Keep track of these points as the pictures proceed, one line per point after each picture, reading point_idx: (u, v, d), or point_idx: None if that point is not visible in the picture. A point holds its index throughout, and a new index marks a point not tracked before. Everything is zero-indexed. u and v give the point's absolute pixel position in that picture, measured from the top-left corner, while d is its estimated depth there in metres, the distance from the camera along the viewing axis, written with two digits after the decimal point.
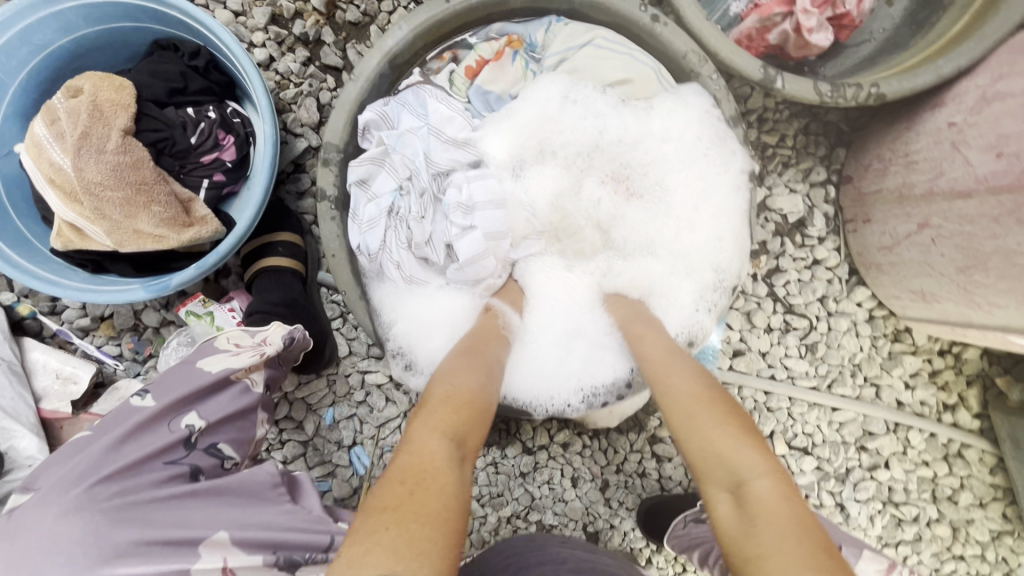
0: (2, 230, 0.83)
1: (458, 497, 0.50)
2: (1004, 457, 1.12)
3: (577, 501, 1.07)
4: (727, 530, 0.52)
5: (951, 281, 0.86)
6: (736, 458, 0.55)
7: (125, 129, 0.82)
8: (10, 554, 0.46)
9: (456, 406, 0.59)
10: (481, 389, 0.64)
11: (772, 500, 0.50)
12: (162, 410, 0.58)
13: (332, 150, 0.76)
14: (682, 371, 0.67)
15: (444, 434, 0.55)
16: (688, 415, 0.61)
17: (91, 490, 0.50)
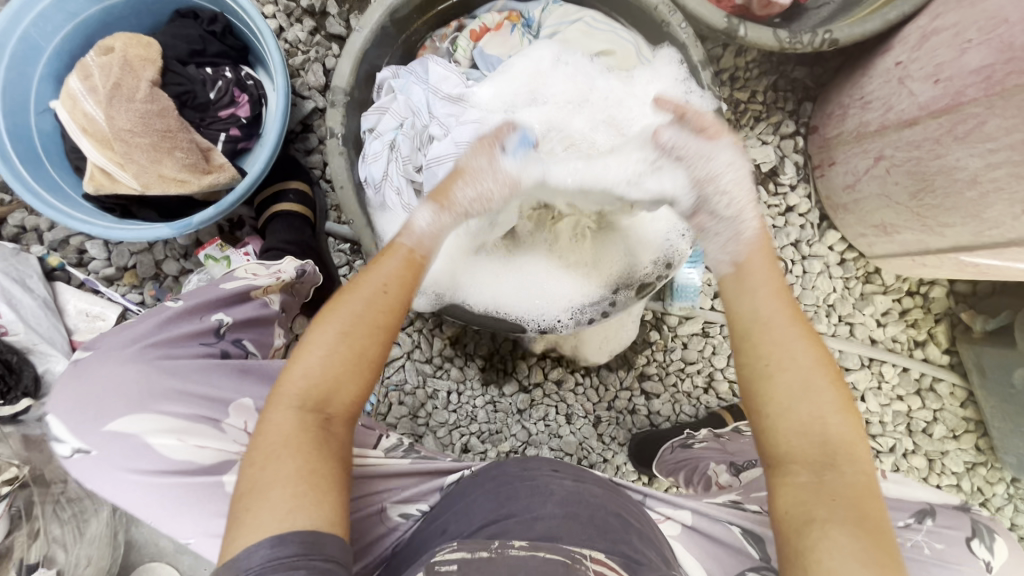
0: (39, 177, 0.92)
1: (305, 469, 0.50)
2: (973, 389, 1.18)
3: (571, 436, 1.14)
4: (797, 502, 0.52)
5: (906, 208, 0.93)
6: (847, 448, 0.54)
7: (152, 81, 0.90)
8: (76, 392, 0.54)
9: (304, 376, 0.54)
10: (349, 343, 0.55)
11: (862, 495, 0.52)
12: (195, 306, 0.65)
13: (341, 93, 0.85)
14: (792, 325, 0.59)
15: (294, 406, 0.53)
16: (799, 384, 0.55)
17: (141, 350, 0.57)
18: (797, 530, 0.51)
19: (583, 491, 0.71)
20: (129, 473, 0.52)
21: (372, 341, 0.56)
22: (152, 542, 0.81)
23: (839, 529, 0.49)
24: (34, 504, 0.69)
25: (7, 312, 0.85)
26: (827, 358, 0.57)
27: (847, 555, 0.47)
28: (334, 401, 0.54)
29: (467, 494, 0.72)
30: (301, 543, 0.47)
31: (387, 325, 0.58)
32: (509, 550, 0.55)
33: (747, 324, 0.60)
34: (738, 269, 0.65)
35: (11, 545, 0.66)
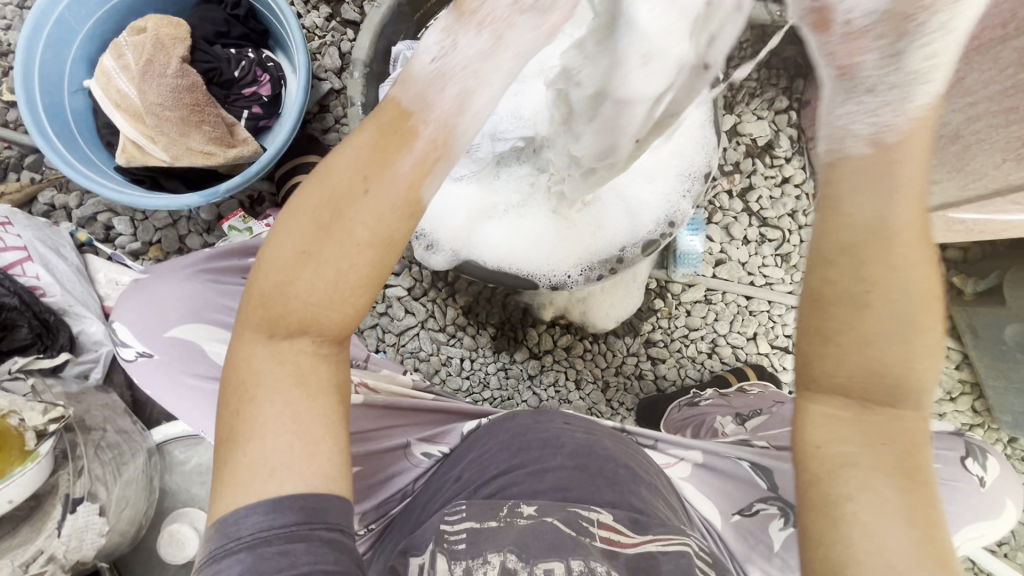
0: (74, 151, 0.97)
1: (288, 416, 0.43)
2: (968, 352, 1.22)
3: (581, 401, 1.18)
4: (833, 440, 0.40)
5: None
6: (922, 393, 0.40)
7: (182, 57, 0.96)
8: (146, 302, 0.71)
9: (270, 305, 0.44)
10: (320, 267, 0.42)
11: (915, 449, 0.40)
12: (238, 248, 0.79)
13: (360, 65, 0.92)
14: (914, 235, 0.37)
15: (268, 340, 0.45)
16: (897, 317, 0.38)
17: (197, 275, 0.74)
18: (827, 479, 0.40)
19: (594, 443, 0.70)
20: (181, 372, 0.66)
21: (354, 259, 0.42)
22: (185, 490, 0.85)
23: (881, 492, 0.39)
24: (74, 446, 0.73)
25: (44, 275, 0.89)
26: (938, 282, 0.39)
27: (880, 512, 0.39)
28: (317, 328, 0.43)
29: (485, 443, 0.72)
30: (302, 508, 0.42)
31: (370, 237, 0.41)
32: (519, 520, 0.57)
33: (873, 228, 0.37)
34: (881, 152, 0.37)
35: (57, 481, 0.70)
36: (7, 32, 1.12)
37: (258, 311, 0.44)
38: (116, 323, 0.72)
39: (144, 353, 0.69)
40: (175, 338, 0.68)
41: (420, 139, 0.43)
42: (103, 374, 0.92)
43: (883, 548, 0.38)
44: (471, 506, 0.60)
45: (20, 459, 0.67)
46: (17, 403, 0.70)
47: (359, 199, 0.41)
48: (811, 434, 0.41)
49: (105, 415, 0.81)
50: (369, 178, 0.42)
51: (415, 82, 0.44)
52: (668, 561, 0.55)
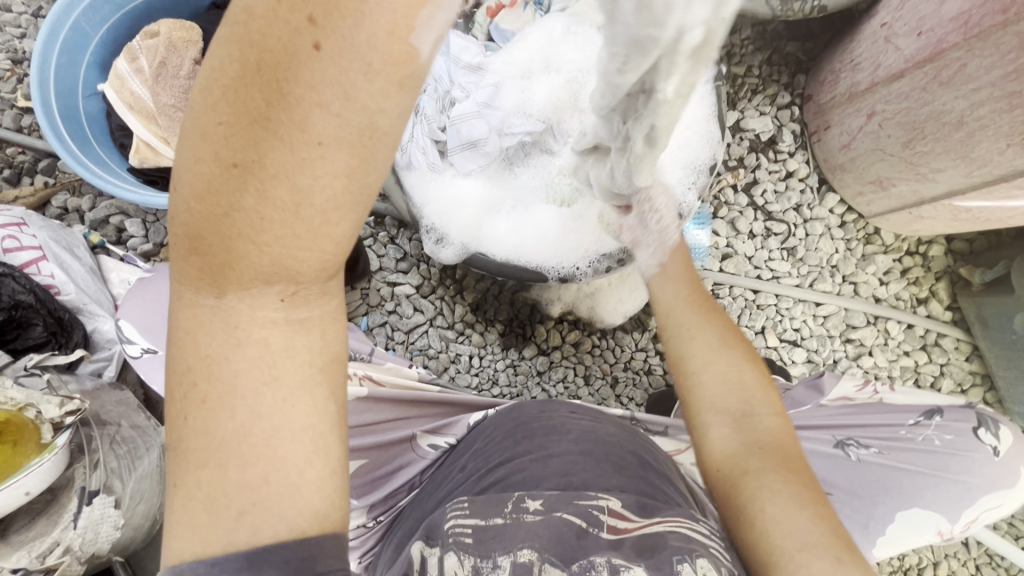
0: (89, 153, 0.99)
1: (259, 420, 0.36)
2: (978, 343, 1.21)
3: (590, 396, 1.18)
4: (729, 456, 0.59)
5: (899, 158, 0.99)
6: (761, 396, 0.61)
7: (195, 60, 0.99)
8: (148, 297, 0.77)
9: (207, 243, 0.33)
10: (266, 191, 0.30)
11: (781, 439, 0.59)
12: None
13: None
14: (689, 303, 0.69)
15: (213, 293, 0.35)
16: (706, 350, 0.64)
17: None
18: (733, 484, 0.57)
19: (599, 430, 0.69)
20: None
21: (317, 172, 0.30)
22: None
23: (768, 478, 0.55)
24: (90, 439, 0.73)
25: (58, 273, 0.90)
26: (725, 326, 0.67)
27: (779, 496, 0.53)
28: (283, 279, 0.35)
29: (490, 434, 0.72)
30: (286, 562, 0.36)
31: (337, 133, 0.29)
32: (525, 516, 0.54)
33: (665, 306, 0.69)
34: (663, 270, 0.75)
35: (72, 475, 0.70)
36: (22, 40, 1.14)
37: (196, 260, 0.34)
38: (119, 320, 0.77)
39: (148, 350, 0.74)
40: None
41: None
42: (116, 372, 0.93)
43: (790, 522, 0.51)
44: (473, 503, 0.56)
45: (38, 452, 0.68)
46: (33, 396, 0.70)
47: (302, 64, 0.27)
48: (714, 457, 0.60)
49: (120, 410, 0.80)
50: (315, 18, 0.27)
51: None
52: (678, 539, 0.52)
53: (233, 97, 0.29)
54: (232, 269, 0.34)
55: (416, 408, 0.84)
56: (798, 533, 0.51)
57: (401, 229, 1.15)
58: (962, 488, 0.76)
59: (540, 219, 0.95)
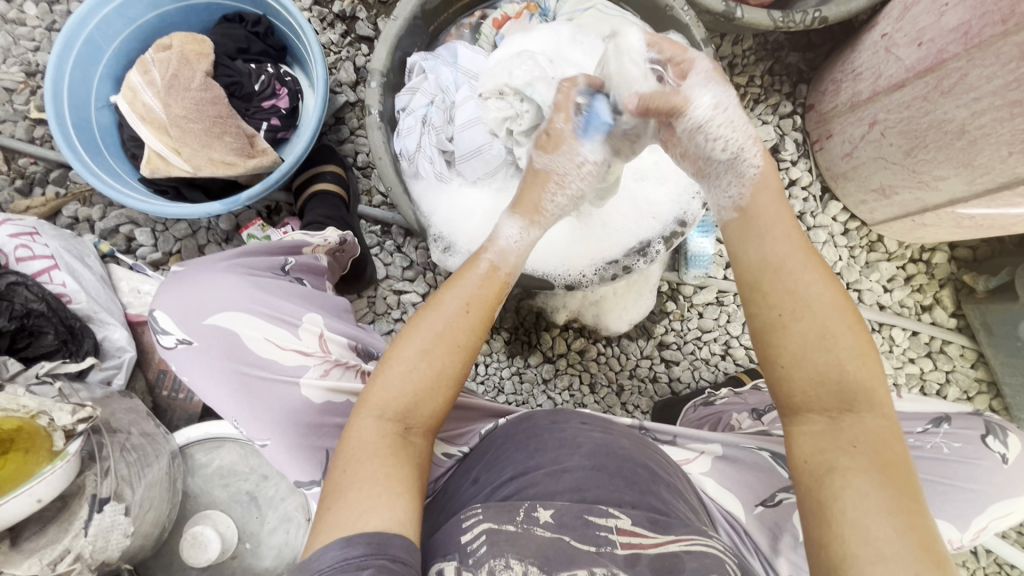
0: (101, 164, 1.00)
1: (381, 473, 0.54)
2: (983, 350, 1.21)
3: (595, 404, 1.18)
4: (815, 450, 0.55)
5: (901, 166, 1.00)
6: (868, 392, 0.55)
7: (206, 72, 1.00)
8: (182, 291, 0.68)
9: (392, 396, 0.57)
10: (427, 364, 0.58)
11: (886, 442, 0.53)
12: (270, 250, 0.79)
13: (378, 75, 0.93)
14: (797, 271, 0.58)
15: (381, 417, 0.57)
16: (812, 332, 0.56)
17: (231, 265, 0.72)
18: (816, 480, 0.53)
19: (611, 442, 0.69)
20: (222, 361, 0.64)
21: (452, 358, 0.59)
22: (206, 493, 0.86)
23: (858, 482, 0.51)
24: (101, 446, 0.73)
25: (70, 282, 0.91)
26: (841, 300, 0.57)
27: (866, 502, 0.50)
28: (414, 415, 0.58)
29: (502, 445, 0.72)
30: (369, 543, 0.48)
31: (466, 344, 0.60)
32: (536, 529, 0.56)
33: (766, 269, 0.60)
34: (743, 214, 0.64)
35: (83, 482, 0.70)
36: (35, 53, 1.16)
37: (380, 402, 0.57)
38: (154, 308, 0.68)
39: (184, 341, 0.66)
40: (214, 328, 0.65)
41: (505, 285, 0.65)
42: (126, 380, 0.93)
43: (870, 530, 0.49)
44: (486, 509, 0.58)
45: (48, 459, 0.68)
46: (46, 404, 0.70)
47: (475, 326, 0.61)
48: (801, 449, 0.56)
49: (129, 418, 0.82)
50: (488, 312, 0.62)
51: (500, 248, 0.67)
52: (693, 560, 0.56)
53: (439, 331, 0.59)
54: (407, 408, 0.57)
55: None
56: (878, 543, 0.48)
57: (407, 238, 1.15)
58: (970, 496, 0.74)
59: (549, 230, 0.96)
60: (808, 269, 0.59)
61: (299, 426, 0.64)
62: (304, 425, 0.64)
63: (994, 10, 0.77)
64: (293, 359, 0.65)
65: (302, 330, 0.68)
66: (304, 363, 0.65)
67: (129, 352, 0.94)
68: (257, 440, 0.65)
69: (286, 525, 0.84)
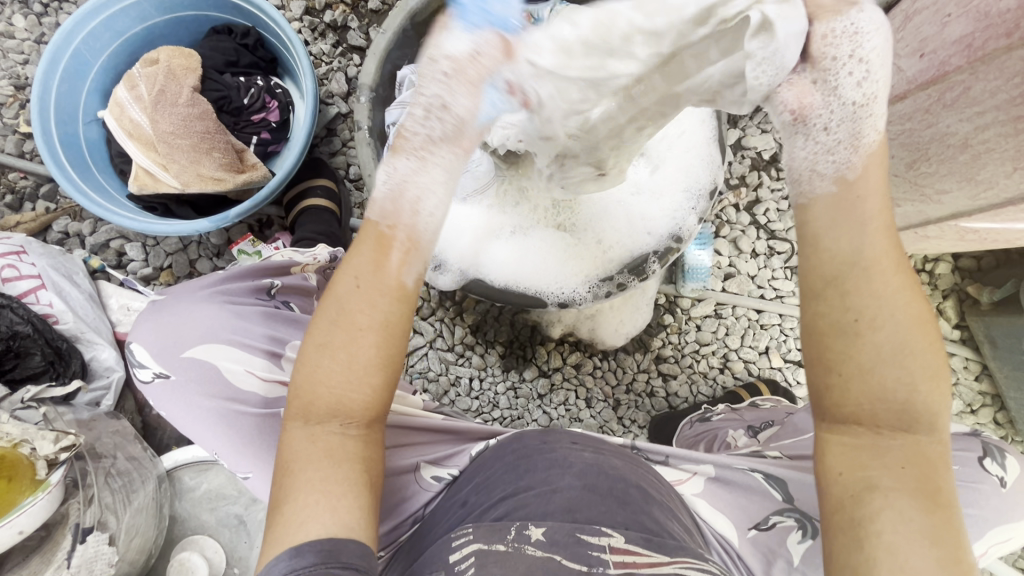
0: (88, 181, 0.99)
1: (318, 479, 0.49)
2: (987, 362, 1.19)
3: (592, 419, 1.16)
4: (852, 466, 0.45)
5: (904, 179, 0.98)
6: (933, 412, 0.44)
7: (193, 87, 0.99)
8: (163, 321, 0.67)
9: (303, 397, 0.49)
10: (331, 360, 0.48)
11: (936, 466, 0.45)
12: (254, 272, 0.78)
13: (367, 90, 0.93)
14: (883, 250, 0.42)
15: (308, 422, 0.50)
16: (890, 347, 0.42)
17: (213, 292, 0.71)
18: (850, 500, 0.45)
19: (602, 463, 0.68)
20: (199, 394, 0.63)
21: (358, 345, 0.47)
22: (194, 517, 0.85)
23: (900, 507, 0.43)
24: (85, 474, 0.73)
25: (57, 302, 0.90)
26: (924, 306, 0.44)
27: (904, 528, 0.43)
28: (343, 412, 0.49)
29: (491, 466, 0.70)
30: (320, 551, 0.46)
31: (373, 324, 0.47)
32: (527, 548, 0.55)
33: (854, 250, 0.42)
34: (844, 188, 0.43)
35: (67, 511, 0.69)
36: (25, 66, 1.15)
37: (296, 406, 0.50)
38: (132, 340, 0.68)
39: (161, 375, 0.65)
40: (192, 361, 0.64)
41: (403, 236, 0.49)
42: (114, 401, 0.93)
43: (906, 556, 0.43)
44: (477, 529, 0.58)
45: (32, 489, 0.67)
46: (29, 431, 0.70)
47: (365, 303, 0.47)
48: (834, 460, 0.46)
49: (114, 442, 0.81)
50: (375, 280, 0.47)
51: (379, 199, 0.49)
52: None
53: (328, 321, 0.48)
54: (319, 406, 0.49)
55: (423, 437, 0.80)
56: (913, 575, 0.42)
57: None
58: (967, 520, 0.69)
59: (539, 245, 0.94)
60: (892, 269, 0.42)
61: None
62: None
63: (998, 23, 0.72)
64: (276, 391, 0.66)
65: (285, 360, 0.69)
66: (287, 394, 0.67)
67: (117, 372, 0.93)
68: (239, 472, 0.64)
69: None
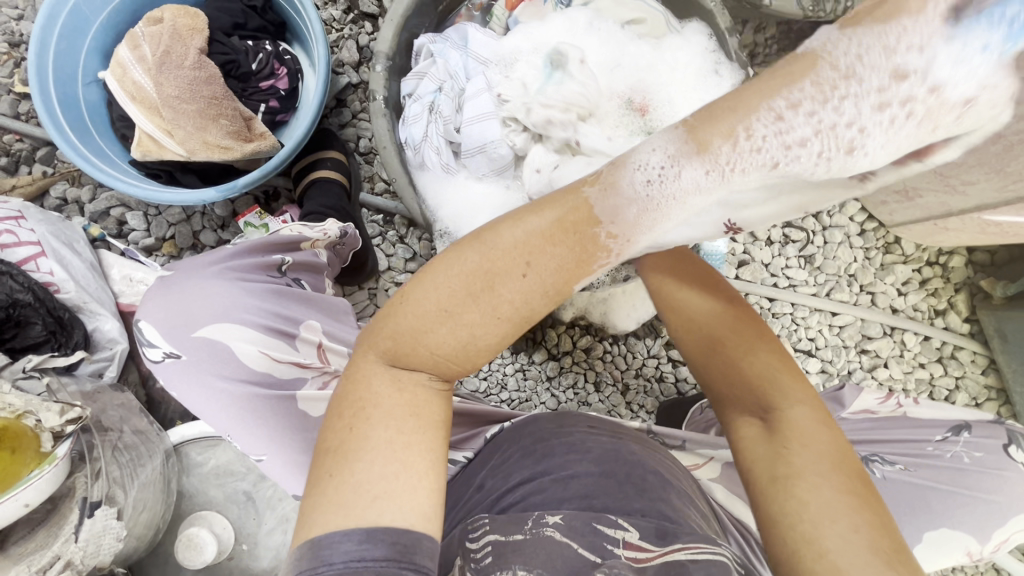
0: (89, 145, 0.95)
1: (398, 442, 0.46)
2: (995, 356, 1.19)
3: (600, 403, 1.15)
4: (752, 450, 0.54)
5: (929, 169, 0.96)
6: (784, 386, 0.55)
7: (200, 49, 0.94)
8: (171, 298, 0.65)
9: (394, 335, 0.47)
10: (459, 327, 0.45)
11: (816, 428, 0.53)
12: (261, 247, 0.75)
13: (383, 58, 0.89)
14: (695, 292, 0.59)
15: (391, 364, 0.48)
16: (711, 342, 0.57)
17: (220, 269, 0.69)
18: (760, 479, 0.52)
19: (620, 448, 0.66)
20: (212, 376, 0.62)
21: (497, 325, 0.45)
22: (202, 493, 0.83)
23: (804, 482, 0.50)
24: (91, 447, 0.71)
25: (58, 270, 0.87)
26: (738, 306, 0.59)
27: (815, 493, 0.49)
28: (439, 369, 0.48)
29: (508, 451, 0.68)
30: (393, 543, 0.43)
31: (518, 313, 0.45)
32: (547, 530, 0.54)
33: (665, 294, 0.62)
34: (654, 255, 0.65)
35: (74, 484, 0.68)
36: (19, 23, 1.10)
37: (387, 343, 0.47)
38: (140, 318, 0.65)
39: (170, 355, 0.63)
40: (204, 341, 0.62)
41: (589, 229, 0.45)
42: (117, 372, 0.91)
43: (818, 517, 0.48)
44: (493, 520, 0.57)
45: (37, 462, 0.65)
46: (32, 403, 0.67)
47: (511, 281, 0.44)
48: (744, 456, 0.55)
49: (120, 415, 0.80)
50: (528, 268, 0.44)
51: (611, 196, 0.45)
52: (699, 570, 0.53)
53: (455, 275, 0.45)
54: (413, 356, 0.47)
55: None
56: (823, 520, 0.47)
57: (410, 228, 1.10)
58: (985, 506, 0.69)
59: None
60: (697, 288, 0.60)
61: (297, 439, 0.61)
62: (305, 438, 0.62)
63: None
64: (289, 372, 0.65)
65: (300, 340, 0.68)
66: (301, 375, 0.66)
67: (121, 344, 0.91)
68: (253, 454, 0.63)
69: (284, 526, 0.82)
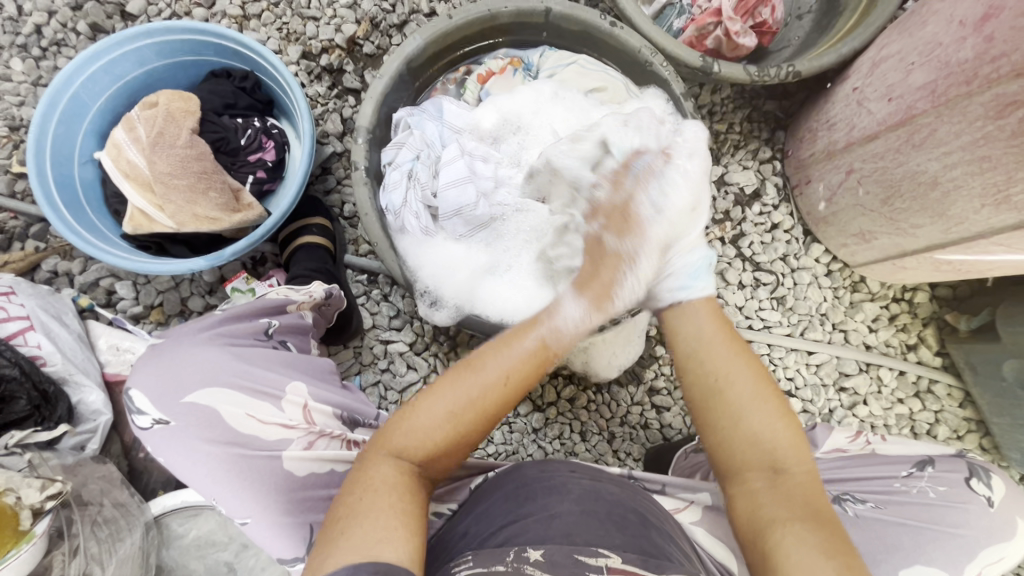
0: (82, 221, 0.99)
1: (395, 514, 0.57)
2: (969, 389, 1.21)
3: (588, 452, 1.16)
4: (752, 511, 0.63)
5: (878, 214, 1.03)
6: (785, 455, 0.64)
7: (192, 129, 1.01)
8: (162, 363, 0.67)
9: (398, 426, 0.63)
10: (443, 411, 0.63)
11: (815, 493, 0.62)
12: (250, 312, 0.78)
13: (364, 131, 0.94)
14: (735, 356, 0.69)
15: (392, 457, 0.62)
16: (743, 397, 0.67)
17: (212, 335, 0.71)
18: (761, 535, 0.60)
19: (601, 489, 0.68)
20: (199, 440, 0.63)
21: (470, 406, 0.63)
22: (183, 566, 0.83)
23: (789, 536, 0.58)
24: (70, 523, 0.72)
25: (45, 343, 0.89)
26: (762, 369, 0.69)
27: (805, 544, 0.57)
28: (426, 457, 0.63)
29: (491, 496, 0.69)
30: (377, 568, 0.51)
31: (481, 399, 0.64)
32: (526, 568, 0.55)
33: (692, 344, 0.71)
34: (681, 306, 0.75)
35: (50, 563, 0.69)
36: (20, 108, 1.16)
37: (385, 437, 0.63)
38: (130, 386, 0.66)
39: (160, 421, 0.64)
40: (192, 406, 0.63)
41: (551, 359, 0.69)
42: (99, 444, 0.90)
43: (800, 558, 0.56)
44: (476, 556, 0.58)
45: (14, 541, 0.66)
46: (14, 480, 0.68)
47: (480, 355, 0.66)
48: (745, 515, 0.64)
49: (101, 487, 0.80)
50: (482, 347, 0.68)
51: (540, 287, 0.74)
52: None
53: (446, 372, 0.65)
54: (413, 446, 0.62)
55: None
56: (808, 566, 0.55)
57: (393, 287, 1.14)
58: (955, 538, 0.71)
59: (512, 275, 0.98)
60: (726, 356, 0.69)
61: (279, 501, 0.62)
62: (288, 499, 0.63)
63: (958, 72, 0.81)
64: (275, 434, 0.65)
65: (285, 402, 0.68)
66: (287, 436, 0.66)
67: (104, 415, 0.91)
68: (237, 518, 0.63)
69: None
